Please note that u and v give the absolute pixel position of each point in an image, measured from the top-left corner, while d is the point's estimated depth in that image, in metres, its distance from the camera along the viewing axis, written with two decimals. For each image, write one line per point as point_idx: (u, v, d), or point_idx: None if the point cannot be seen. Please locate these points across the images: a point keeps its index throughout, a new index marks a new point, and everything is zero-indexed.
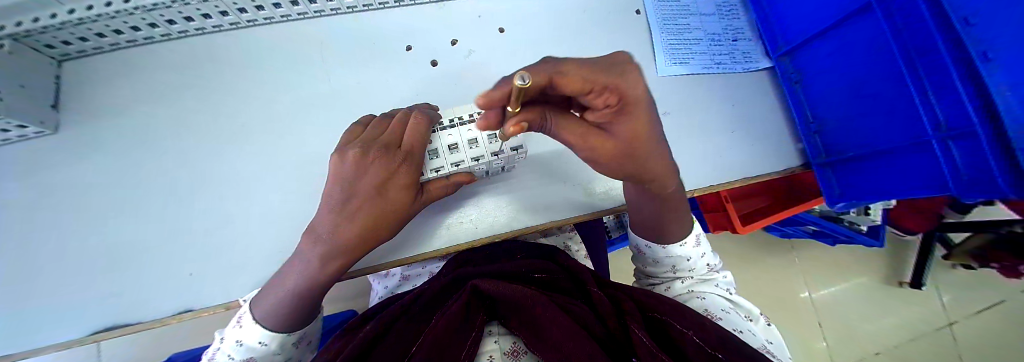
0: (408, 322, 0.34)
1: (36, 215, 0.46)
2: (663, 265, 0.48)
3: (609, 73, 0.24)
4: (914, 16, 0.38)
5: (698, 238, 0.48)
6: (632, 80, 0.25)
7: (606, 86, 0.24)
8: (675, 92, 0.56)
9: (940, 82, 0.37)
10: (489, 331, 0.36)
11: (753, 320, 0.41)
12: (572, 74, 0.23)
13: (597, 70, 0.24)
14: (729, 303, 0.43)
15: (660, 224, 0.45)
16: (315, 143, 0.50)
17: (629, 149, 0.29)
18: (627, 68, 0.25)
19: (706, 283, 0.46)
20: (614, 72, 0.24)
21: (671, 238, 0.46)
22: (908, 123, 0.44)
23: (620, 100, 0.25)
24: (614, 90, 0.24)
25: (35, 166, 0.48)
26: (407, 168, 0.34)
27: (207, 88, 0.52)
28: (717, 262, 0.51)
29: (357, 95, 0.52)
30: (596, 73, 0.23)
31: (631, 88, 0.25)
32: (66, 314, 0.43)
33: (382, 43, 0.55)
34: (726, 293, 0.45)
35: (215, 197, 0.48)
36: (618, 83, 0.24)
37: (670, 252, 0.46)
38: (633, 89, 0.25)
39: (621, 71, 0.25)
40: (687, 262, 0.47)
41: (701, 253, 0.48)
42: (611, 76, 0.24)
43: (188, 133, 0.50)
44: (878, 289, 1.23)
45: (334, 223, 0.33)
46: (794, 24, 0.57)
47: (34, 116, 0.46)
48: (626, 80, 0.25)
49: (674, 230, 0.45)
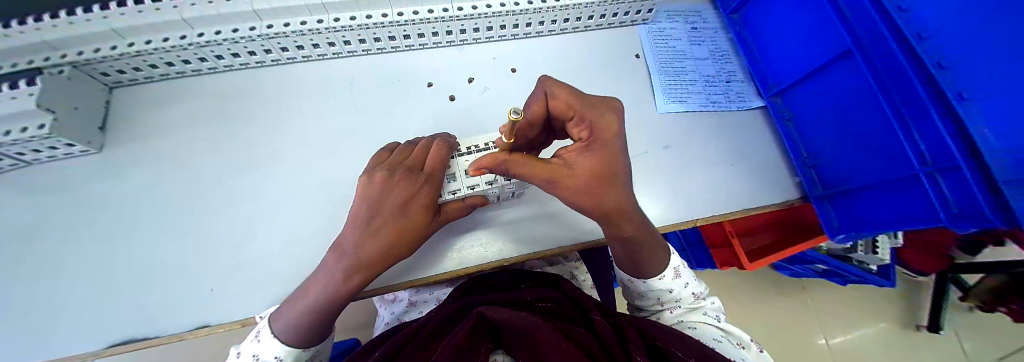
0: (417, 349, 0.35)
1: (67, 229, 0.48)
2: (648, 298, 0.49)
3: (589, 109, 0.34)
4: (889, 62, 0.43)
5: (676, 269, 0.48)
6: (606, 121, 0.34)
7: (583, 116, 0.34)
8: (675, 128, 0.60)
9: (920, 118, 0.40)
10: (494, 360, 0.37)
11: (745, 347, 0.40)
12: (562, 101, 0.34)
13: (581, 105, 0.34)
14: (720, 331, 0.42)
15: (635, 259, 0.46)
16: (338, 167, 0.53)
17: (588, 185, 0.32)
18: (604, 109, 0.34)
19: (695, 313, 0.46)
20: (591, 110, 0.34)
21: (651, 272, 0.46)
22: (895, 158, 0.46)
23: (590, 134, 0.34)
24: (586, 121, 0.34)
25: (72, 182, 0.51)
26: (427, 189, 0.36)
27: (242, 114, 0.56)
28: (702, 288, 0.51)
29: (381, 124, 0.57)
30: (579, 106, 0.34)
31: (602, 126, 0.34)
32: (75, 328, 0.43)
33: (407, 81, 0.60)
34: (715, 320, 0.45)
35: (239, 214, 0.50)
36: (590, 117, 0.34)
37: (651, 286, 0.47)
38: (602, 126, 0.34)
39: (598, 111, 0.34)
40: (671, 293, 0.48)
41: (683, 283, 0.48)
42: (590, 110, 0.34)
43: (220, 154, 0.54)
44: (895, 333, 1.18)
45: (360, 237, 0.35)
46: (784, 69, 0.62)
47: (83, 136, 0.49)
48: (599, 117, 0.34)
49: (655, 265, 0.46)
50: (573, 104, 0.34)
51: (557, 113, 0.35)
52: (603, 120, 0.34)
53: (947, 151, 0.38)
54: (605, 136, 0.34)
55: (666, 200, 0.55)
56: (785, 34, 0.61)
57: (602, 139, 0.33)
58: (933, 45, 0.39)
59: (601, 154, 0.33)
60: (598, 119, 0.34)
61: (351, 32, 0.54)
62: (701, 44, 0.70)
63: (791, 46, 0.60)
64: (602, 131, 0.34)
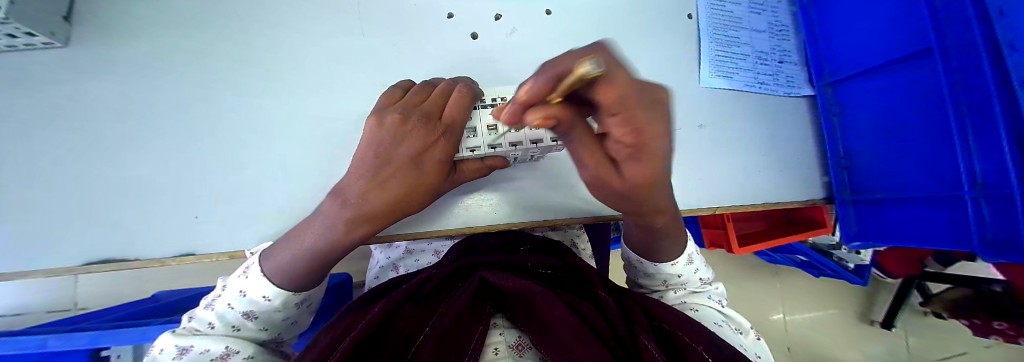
0: (416, 307, 0.34)
1: (37, 133, 0.43)
2: (655, 279, 0.49)
3: (649, 108, 0.17)
4: (973, 71, 0.37)
5: (690, 256, 0.48)
6: (662, 126, 0.18)
7: (635, 122, 0.16)
8: (712, 106, 0.55)
9: (984, 135, 0.36)
10: (494, 323, 0.35)
11: (743, 333, 0.41)
12: (617, 86, 0.15)
13: (638, 99, 0.16)
14: (721, 315, 0.43)
15: (651, 248, 0.45)
16: (341, 101, 0.48)
17: (628, 190, 0.24)
18: (663, 106, 0.17)
19: (699, 296, 0.47)
20: (650, 108, 0.17)
21: (665, 257, 0.46)
22: (946, 172, 0.43)
23: (635, 145, 0.18)
24: (636, 130, 0.17)
25: (36, 80, 0.44)
26: (444, 142, 0.32)
27: (233, 23, 0.49)
28: (710, 275, 0.51)
29: (391, 57, 0.50)
30: (637, 102, 0.16)
31: (658, 134, 0.18)
32: (64, 240, 0.42)
33: (421, 8, 0.52)
34: (718, 305, 0.46)
35: (232, 141, 0.46)
36: (643, 128, 0.17)
37: (659, 269, 0.47)
38: (655, 135, 0.18)
39: (655, 111, 0.17)
40: (678, 278, 0.48)
41: (693, 269, 0.49)
42: (647, 114, 0.16)
43: (209, 69, 0.47)
44: (851, 325, 1.28)
45: (362, 191, 0.31)
46: (847, 56, 0.55)
47: (44, 26, 0.42)
48: (656, 122, 0.17)
49: (668, 252, 0.45)
50: (627, 100, 0.15)
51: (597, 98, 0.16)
52: (656, 127, 0.18)
53: (1004, 178, 0.35)
54: (655, 151, 0.19)
55: (686, 184, 0.52)
56: (862, 13, 0.53)
57: (654, 156, 0.19)
58: (1019, 60, 0.32)
59: (648, 167, 0.20)
60: (656, 126, 0.17)
61: None
62: (762, 12, 0.61)
63: (863, 31, 0.53)
64: (654, 141, 0.18)
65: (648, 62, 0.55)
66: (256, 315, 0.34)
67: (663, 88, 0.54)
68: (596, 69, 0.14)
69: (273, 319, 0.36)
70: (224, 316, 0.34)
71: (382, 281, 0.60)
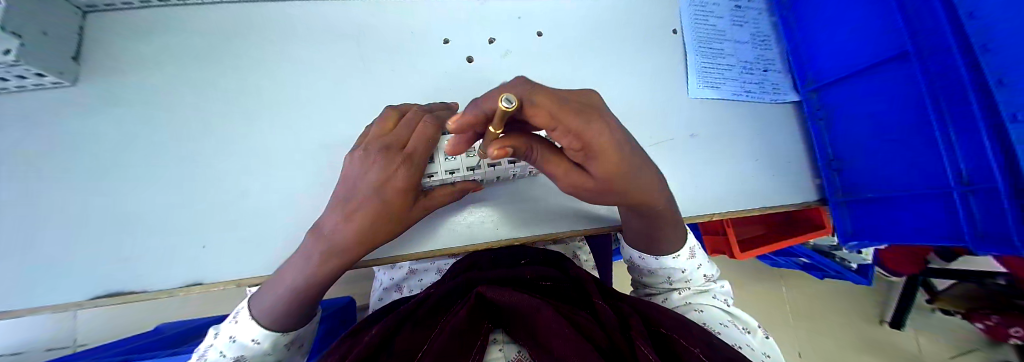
0: (416, 327, 0.34)
1: (41, 170, 0.44)
2: (658, 276, 0.50)
3: (577, 115, 0.19)
4: (949, 73, 0.39)
5: (692, 250, 0.49)
6: (597, 127, 0.20)
7: (571, 130, 0.19)
8: (703, 115, 0.57)
9: (966, 132, 0.38)
10: (494, 339, 0.37)
11: (751, 332, 0.42)
12: (540, 105, 0.18)
13: (565, 110, 0.18)
14: (727, 315, 0.44)
15: (651, 236, 0.45)
16: (344, 126, 0.50)
17: (603, 186, 0.27)
18: (593, 110, 0.20)
19: (704, 295, 0.48)
20: (580, 115, 0.19)
21: (662, 252, 0.47)
22: (931, 171, 0.45)
23: (584, 147, 0.21)
24: (575, 136, 0.20)
25: (43, 118, 0.45)
26: (405, 170, 0.32)
27: (236, 55, 0.50)
28: (714, 272, 0.52)
29: (390, 82, 0.52)
30: (563, 114, 0.18)
31: (600, 135, 0.20)
32: (58, 278, 0.41)
33: (418, 34, 0.54)
34: (723, 305, 0.47)
35: (235, 169, 0.46)
36: (582, 133, 0.19)
37: (662, 264, 0.48)
38: (596, 137, 0.20)
39: (587, 117, 0.19)
40: (682, 273, 0.49)
41: (697, 264, 0.50)
42: (579, 121, 0.19)
43: (214, 101, 0.49)
44: (861, 327, 1.26)
45: (333, 226, 0.33)
46: (829, 62, 0.57)
47: (53, 66, 0.43)
48: (589, 125, 0.19)
49: (671, 239, 0.46)
50: (555, 115, 0.18)
51: (531, 121, 0.20)
52: (596, 130, 0.20)
53: (988, 173, 0.36)
54: (604, 148, 0.21)
55: (685, 191, 0.53)
56: (838, 23, 0.56)
57: (603, 155, 0.21)
58: (995, 59, 0.34)
59: (607, 163, 0.23)
60: (595, 131, 0.20)
61: None
62: (743, 24, 0.64)
63: (839, 38, 0.55)
64: (599, 141, 0.21)
65: (638, 76, 0.57)
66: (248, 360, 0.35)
67: (653, 100, 0.56)
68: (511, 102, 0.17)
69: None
70: None
71: (386, 303, 0.60)
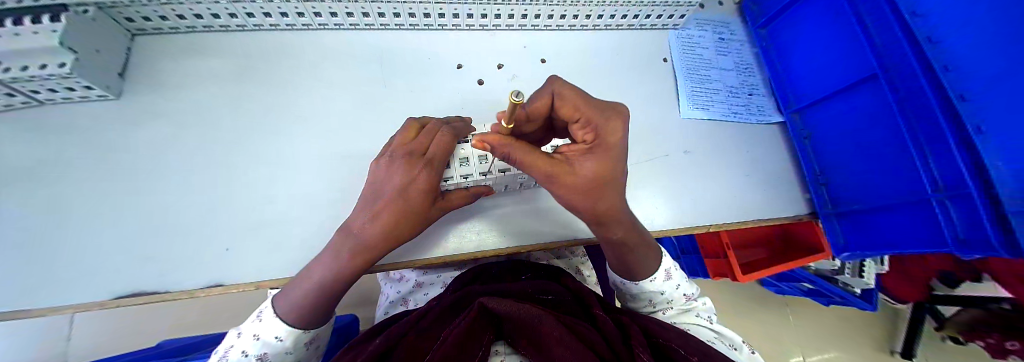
0: (416, 338, 0.35)
1: (75, 175, 0.46)
2: (642, 299, 0.50)
3: (597, 112, 0.29)
4: (916, 93, 0.44)
5: (668, 272, 0.49)
6: (613, 125, 0.29)
7: (589, 120, 0.29)
8: (696, 134, 0.61)
9: (936, 143, 0.42)
10: (495, 350, 0.36)
11: (737, 349, 0.42)
12: (568, 99, 0.29)
13: (588, 105, 0.29)
14: (713, 333, 0.44)
15: (626, 262, 0.45)
16: (362, 139, 0.53)
17: (590, 186, 0.30)
18: (613, 113, 0.29)
19: (687, 314, 0.48)
20: (599, 113, 0.29)
21: (644, 273, 0.47)
22: (906, 182, 0.48)
23: (594, 138, 0.29)
24: (591, 124, 0.29)
25: (84, 127, 0.49)
26: (426, 174, 0.35)
27: (267, 75, 0.55)
28: (694, 290, 0.52)
29: (407, 101, 0.56)
30: (587, 107, 0.29)
31: (608, 132, 0.29)
32: (78, 278, 0.42)
33: (434, 60, 0.60)
34: (708, 322, 0.46)
35: (258, 177, 0.49)
36: (598, 121, 0.28)
37: (642, 288, 0.48)
38: (609, 132, 0.29)
39: (608, 115, 0.29)
40: (662, 295, 0.49)
41: (675, 284, 0.50)
42: (597, 113, 0.28)
43: (244, 114, 0.52)
44: (870, 356, 1.23)
45: (359, 224, 0.36)
46: (807, 87, 0.63)
47: (101, 80, 0.47)
48: (606, 122, 0.28)
49: (644, 269, 0.46)
50: (579, 106, 0.28)
51: (561, 113, 0.30)
52: (609, 127, 0.29)
53: (961, 179, 0.39)
54: (608, 142, 0.29)
55: (682, 204, 0.56)
56: (812, 50, 0.62)
57: (607, 147, 0.29)
58: (955, 78, 0.40)
59: (605, 159, 0.29)
60: (607, 126, 0.29)
61: (387, 4, 0.54)
62: (727, 54, 0.70)
63: (815, 66, 0.61)
64: (607, 136, 0.29)
65: (634, 98, 0.62)
66: (269, 358, 0.36)
67: (649, 119, 0.61)
68: (518, 98, 0.25)
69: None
70: None
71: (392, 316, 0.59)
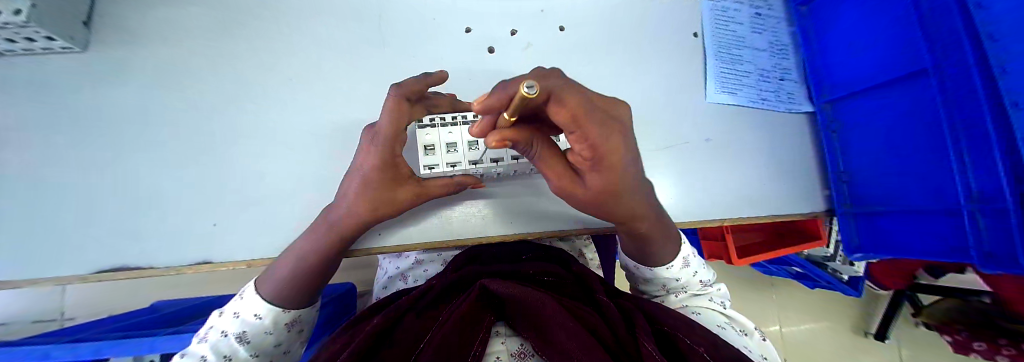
0: (416, 318, 0.34)
1: (47, 137, 0.43)
2: (654, 284, 0.49)
3: (601, 125, 0.20)
4: (968, 95, 0.39)
5: (686, 259, 0.48)
6: (616, 143, 0.21)
7: (587, 139, 0.20)
8: (718, 120, 0.57)
9: (979, 156, 0.39)
10: (496, 331, 0.35)
11: (748, 334, 0.41)
12: (569, 101, 0.19)
13: (591, 116, 0.19)
14: (724, 317, 0.43)
15: (643, 251, 0.45)
16: (361, 110, 0.49)
17: (595, 197, 0.29)
18: (616, 124, 0.21)
19: (701, 298, 0.47)
20: (603, 128, 0.20)
21: (660, 261, 0.46)
22: (938, 188, 0.46)
23: (593, 157, 0.23)
24: (589, 144, 0.21)
25: (50, 84, 0.44)
26: (377, 148, 0.31)
27: (252, 31, 0.49)
28: (710, 277, 0.52)
29: (409, 68, 0.51)
30: (589, 120, 0.19)
31: (609, 151, 0.22)
32: (65, 249, 0.40)
33: (440, 22, 0.54)
34: (721, 307, 0.46)
35: (247, 148, 0.46)
36: (597, 141, 0.21)
37: (657, 274, 0.47)
38: (610, 151, 0.22)
39: (609, 127, 0.21)
40: (677, 281, 0.48)
41: (691, 272, 0.49)
42: (600, 133, 0.20)
43: (228, 76, 0.47)
44: (846, 336, 1.29)
45: (346, 206, 0.35)
46: (844, 76, 0.58)
47: (64, 30, 0.42)
48: (609, 140, 0.21)
49: (663, 255, 0.46)
50: (580, 118, 0.19)
51: (554, 119, 0.20)
52: (612, 143, 0.22)
53: (998, 191, 0.37)
54: (610, 162, 0.23)
55: (696, 195, 0.54)
56: (857, 37, 0.56)
57: (610, 169, 0.23)
58: (1013, 82, 0.35)
59: (609, 178, 0.25)
60: (609, 143, 0.21)
61: None
62: (762, 31, 0.64)
63: (857, 53, 0.56)
64: (610, 156, 0.22)
65: (656, 77, 0.57)
66: (249, 338, 0.34)
67: (669, 102, 0.56)
68: (534, 89, 0.16)
69: (266, 344, 0.36)
70: (214, 345, 0.33)
71: (391, 291, 0.60)
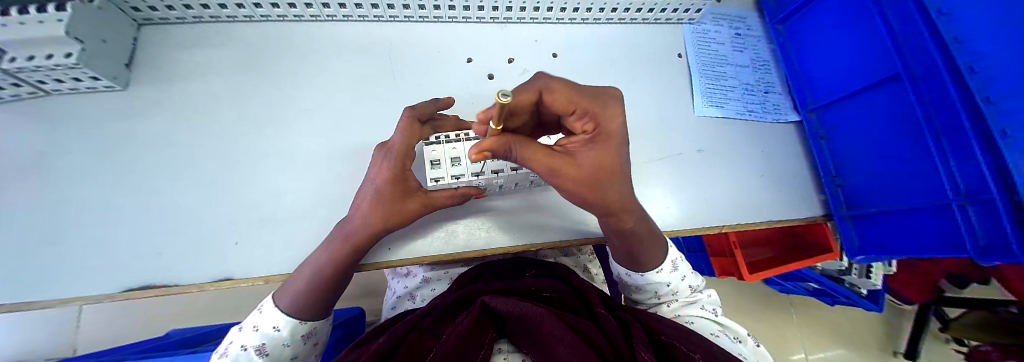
0: (421, 336, 0.34)
1: (84, 166, 0.46)
2: (647, 291, 0.49)
3: (590, 100, 0.28)
4: (941, 98, 0.42)
5: (675, 263, 0.48)
6: (611, 112, 0.28)
7: (586, 110, 0.28)
8: (709, 132, 0.60)
9: (960, 149, 0.40)
10: (499, 349, 0.35)
11: (742, 341, 0.41)
12: (559, 91, 0.27)
13: (581, 95, 0.27)
14: (716, 325, 0.43)
15: (632, 255, 0.45)
16: (371, 134, 0.52)
17: (591, 176, 0.29)
18: (604, 99, 0.29)
19: (692, 307, 0.47)
20: (593, 101, 0.28)
21: (649, 264, 0.46)
22: (927, 187, 0.47)
23: (595, 127, 0.29)
24: (587, 114, 0.28)
25: (91, 118, 0.48)
26: (388, 162, 0.34)
27: (274, 67, 0.54)
28: (699, 282, 0.51)
29: (417, 95, 0.55)
30: (580, 97, 0.27)
31: (606, 119, 0.28)
32: (90, 270, 0.42)
33: (444, 53, 0.59)
34: (712, 315, 0.45)
35: (265, 170, 0.49)
36: (595, 109, 0.28)
37: (648, 279, 0.47)
38: (606, 120, 0.28)
39: (600, 102, 0.28)
40: (667, 287, 0.48)
41: (680, 277, 0.49)
42: (592, 103, 0.28)
43: (251, 107, 0.52)
44: (874, 356, 1.22)
45: (360, 218, 0.37)
46: (826, 85, 0.61)
47: (108, 71, 0.47)
48: (603, 108, 0.28)
49: (653, 256, 0.45)
50: (573, 96, 0.27)
51: (552, 107, 0.28)
52: (604, 112, 0.28)
53: (983, 183, 0.38)
54: (607, 130, 0.29)
55: (695, 203, 0.55)
56: (832, 51, 0.60)
57: (607, 136, 0.29)
58: (981, 80, 0.38)
59: (605, 149, 0.29)
60: (602, 111, 0.28)
61: None
62: (743, 50, 0.69)
63: (834, 65, 0.60)
64: (605, 125, 0.29)
65: (646, 94, 0.61)
66: (268, 350, 0.35)
67: (661, 116, 0.60)
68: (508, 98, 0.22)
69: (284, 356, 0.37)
70: (238, 357, 0.34)
71: (399, 312, 0.59)
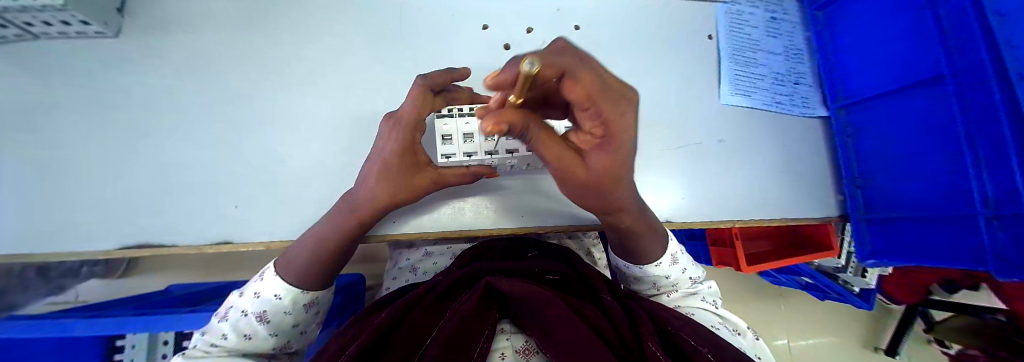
0: (423, 313, 0.33)
1: (80, 117, 0.44)
2: (645, 282, 0.48)
3: (612, 100, 0.21)
4: (986, 103, 0.38)
5: (675, 256, 0.47)
6: (628, 120, 0.22)
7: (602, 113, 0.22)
8: (730, 121, 0.57)
9: (998, 160, 0.38)
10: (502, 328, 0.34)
11: (741, 334, 0.41)
12: (583, 78, 0.20)
13: (604, 93, 0.21)
14: (717, 317, 0.43)
15: (629, 249, 0.44)
16: (379, 101, 0.50)
17: (594, 180, 0.27)
18: (628, 102, 0.22)
19: (692, 298, 0.47)
20: (613, 101, 0.21)
21: (648, 259, 0.45)
22: (955, 195, 0.45)
23: (605, 133, 0.24)
24: (600, 117, 0.22)
25: (84, 66, 0.46)
26: (395, 134, 0.32)
27: (277, 23, 0.51)
28: (700, 274, 0.51)
29: (427, 62, 0.52)
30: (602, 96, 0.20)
31: (623, 127, 0.23)
32: (94, 224, 0.42)
33: (458, 17, 0.55)
34: (712, 307, 0.45)
35: (268, 133, 0.47)
36: (611, 116, 0.22)
37: (647, 272, 0.46)
38: (624, 126, 0.23)
39: (622, 103, 0.22)
40: (667, 279, 0.47)
41: (681, 269, 0.48)
42: (613, 108, 0.21)
43: (253, 64, 0.49)
44: (856, 350, 1.26)
45: (366, 190, 0.36)
46: (861, 80, 0.57)
47: (99, 16, 0.43)
48: (620, 117, 0.22)
49: (653, 252, 0.45)
50: (594, 95, 0.20)
51: (569, 97, 0.22)
52: (624, 118, 0.23)
53: (1015, 198, 0.37)
54: (622, 137, 0.24)
55: (708, 194, 0.54)
56: (873, 44, 0.56)
57: (618, 145, 0.24)
58: None
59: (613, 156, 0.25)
60: (622, 119, 0.23)
61: None
62: (777, 35, 0.64)
63: (873, 58, 0.56)
64: (619, 133, 0.23)
65: (670, 77, 0.57)
66: (269, 317, 0.35)
67: (683, 101, 0.57)
68: (533, 67, 0.17)
69: (285, 324, 0.37)
70: (237, 323, 0.34)
71: (398, 281, 0.59)
